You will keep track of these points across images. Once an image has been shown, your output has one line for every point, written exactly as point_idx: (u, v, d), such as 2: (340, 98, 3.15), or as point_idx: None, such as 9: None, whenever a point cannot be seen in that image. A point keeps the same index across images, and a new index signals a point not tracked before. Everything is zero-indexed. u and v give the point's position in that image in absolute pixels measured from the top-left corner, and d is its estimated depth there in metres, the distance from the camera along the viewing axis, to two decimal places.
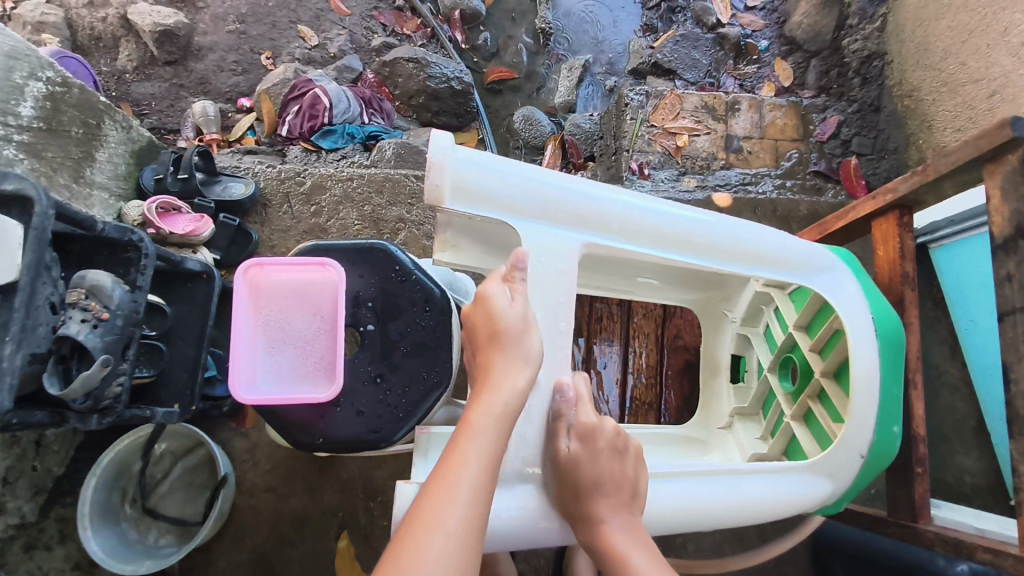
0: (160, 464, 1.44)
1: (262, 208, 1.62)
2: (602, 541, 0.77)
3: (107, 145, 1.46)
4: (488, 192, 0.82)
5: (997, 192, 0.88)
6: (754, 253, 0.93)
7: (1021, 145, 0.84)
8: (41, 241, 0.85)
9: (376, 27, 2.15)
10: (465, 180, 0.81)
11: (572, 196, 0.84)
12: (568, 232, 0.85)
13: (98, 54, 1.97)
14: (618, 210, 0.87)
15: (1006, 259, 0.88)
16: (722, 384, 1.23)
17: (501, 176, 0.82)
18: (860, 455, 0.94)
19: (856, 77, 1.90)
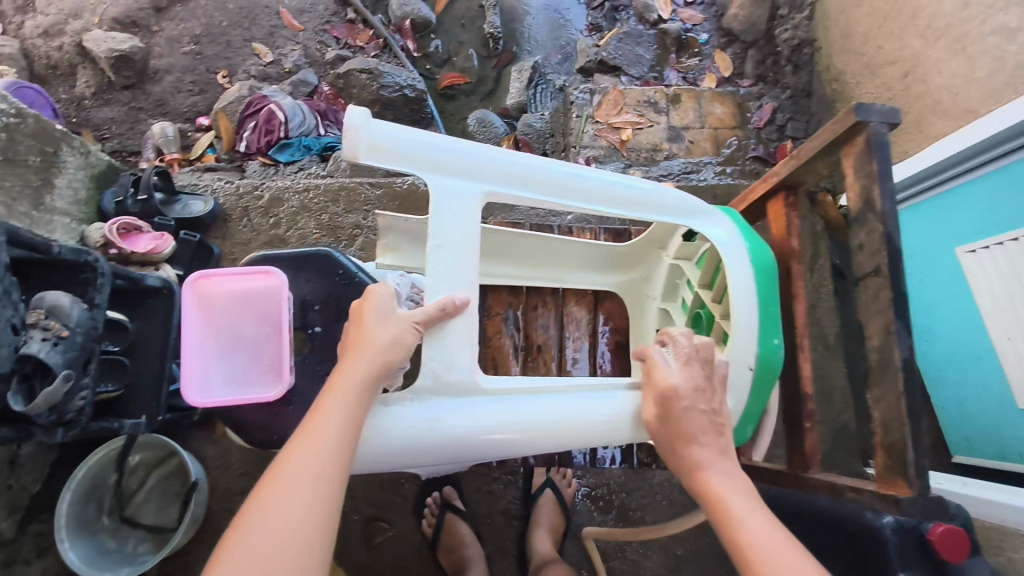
0: (134, 475, 1.50)
1: (222, 223, 1.68)
2: (703, 487, 0.80)
3: (66, 172, 1.52)
4: (398, 153, 0.89)
5: (852, 169, 0.94)
6: (647, 203, 1.01)
7: (865, 127, 0.90)
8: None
9: (329, 40, 2.20)
10: (376, 144, 0.88)
11: (478, 154, 0.92)
12: (469, 184, 0.92)
13: (56, 82, 2.02)
14: (521, 166, 0.94)
15: (859, 230, 0.93)
16: None
17: (412, 138, 0.89)
18: (749, 368, 0.99)
19: (789, 64, 2.00)
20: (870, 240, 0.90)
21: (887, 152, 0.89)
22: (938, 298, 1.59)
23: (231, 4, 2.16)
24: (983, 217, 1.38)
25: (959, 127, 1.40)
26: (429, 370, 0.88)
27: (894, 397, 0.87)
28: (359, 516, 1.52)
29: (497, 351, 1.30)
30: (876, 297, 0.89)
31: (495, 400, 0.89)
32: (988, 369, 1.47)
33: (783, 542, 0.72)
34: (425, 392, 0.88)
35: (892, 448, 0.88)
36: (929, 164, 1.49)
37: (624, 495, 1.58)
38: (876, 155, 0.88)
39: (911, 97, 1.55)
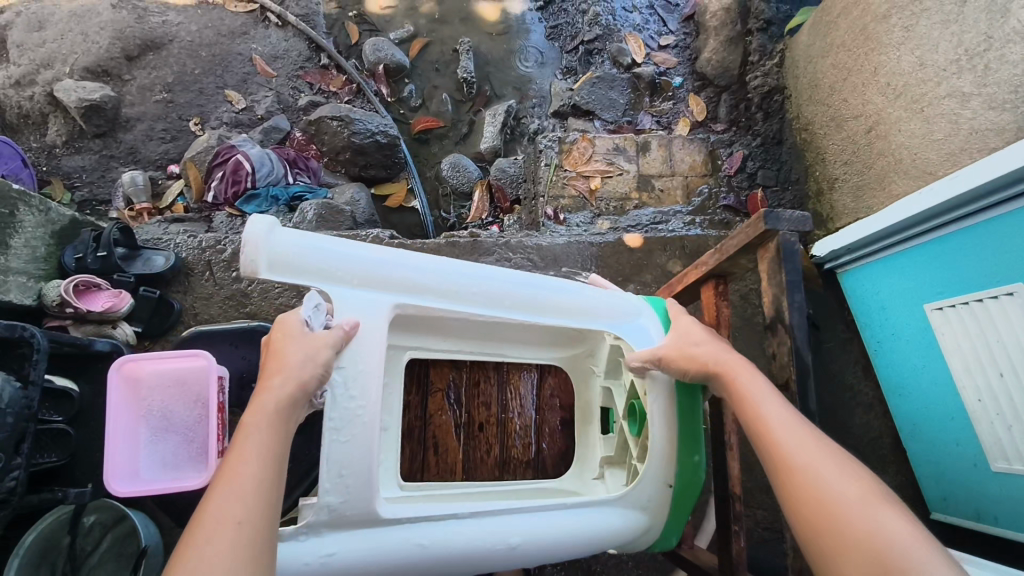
0: (90, 535, 1.48)
1: (184, 277, 1.67)
2: (736, 391, 0.88)
3: (23, 231, 1.51)
4: (305, 265, 0.91)
5: (766, 274, 0.93)
6: (569, 307, 1.07)
7: (776, 236, 0.89)
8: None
9: (302, 87, 2.21)
10: (283, 255, 0.89)
11: (383, 265, 0.96)
12: (376, 295, 0.95)
13: (28, 131, 2.02)
14: (427, 275, 0.98)
15: (773, 338, 0.94)
16: (594, 435, 1.29)
17: (317, 251, 0.92)
18: (668, 485, 1.04)
19: (759, 111, 1.99)
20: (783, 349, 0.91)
21: (795, 263, 0.89)
22: (904, 356, 1.57)
23: (203, 52, 2.17)
24: (947, 275, 1.37)
25: (917, 189, 1.39)
26: (326, 505, 0.86)
27: None
28: None
29: (442, 434, 1.26)
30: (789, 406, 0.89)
31: (401, 527, 0.89)
32: (954, 431, 1.44)
33: (808, 436, 0.79)
34: (322, 527, 0.86)
35: None
36: (888, 223, 1.48)
37: (592, 557, 1.54)
38: (785, 265, 0.89)
39: (874, 153, 1.54)
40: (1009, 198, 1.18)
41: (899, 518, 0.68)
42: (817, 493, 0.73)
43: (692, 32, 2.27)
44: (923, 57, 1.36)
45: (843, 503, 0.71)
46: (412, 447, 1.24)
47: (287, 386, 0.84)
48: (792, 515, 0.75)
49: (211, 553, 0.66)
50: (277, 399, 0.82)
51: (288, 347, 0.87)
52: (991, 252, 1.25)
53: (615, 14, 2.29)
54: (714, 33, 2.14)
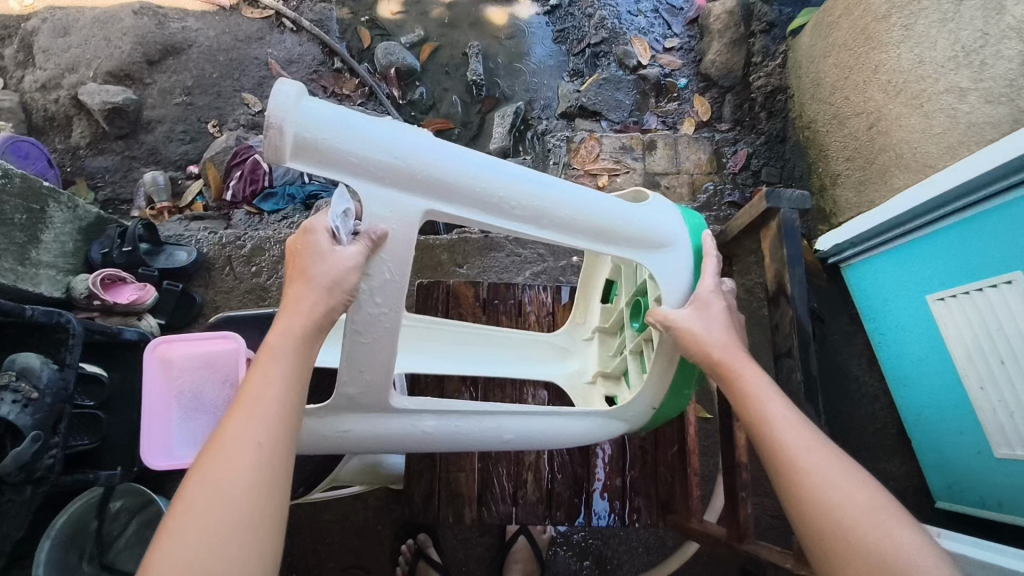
0: (117, 521, 1.54)
1: (206, 271, 1.73)
2: (743, 383, 0.88)
3: (53, 226, 1.57)
4: (331, 151, 0.84)
5: (769, 253, 0.98)
6: (593, 224, 0.97)
7: (777, 213, 0.95)
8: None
9: (317, 90, 2.27)
10: (311, 129, 0.82)
11: (415, 153, 0.87)
12: (402, 194, 0.88)
13: (54, 133, 2.09)
14: (461, 176, 0.90)
15: (777, 310, 0.96)
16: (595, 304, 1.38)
17: (344, 130, 0.84)
18: (653, 406, 1.11)
19: (762, 111, 2.05)
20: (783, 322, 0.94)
21: (796, 238, 0.93)
22: (907, 344, 1.61)
23: (221, 56, 2.23)
24: (949, 264, 1.40)
25: (920, 180, 1.43)
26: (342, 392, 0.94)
27: None
28: (334, 564, 1.54)
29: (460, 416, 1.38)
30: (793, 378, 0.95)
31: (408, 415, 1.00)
32: (957, 418, 1.48)
33: (817, 441, 0.78)
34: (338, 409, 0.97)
35: None
36: (891, 215, 1.52)
37: (602, 542, 1.58)
38: (786, 243, 0.93)
39: (875, 149, 1.59)
40: (1010, 187, 1.22)
41: (913, 534, 0.67)
42: (819, 499, 0.72)
43: (696, 35, 2.32)
44: (922, 54, 1.41)
45: (850, 511, 0.70)
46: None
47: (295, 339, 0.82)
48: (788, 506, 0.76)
49: (212, 497, 0.67)
50: (289, 347, 0.81)
51: (317, 271, 0.86)
52: (993, 240, 1.28)
53: (621, 18, 2.36)
54: (718, 35, 2.17)
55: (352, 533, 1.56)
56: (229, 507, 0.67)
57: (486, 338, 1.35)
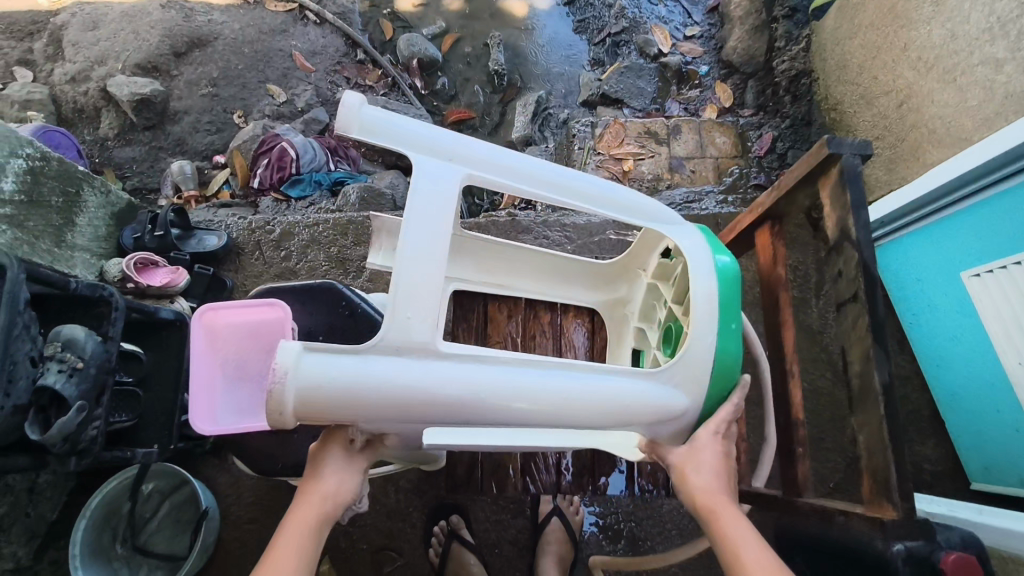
0: (149, 502, 1.54)
1: (235, 256, 1.74)
2: (709, 521, 0.87)
3: (87, 210, 1.58)
4: (336, 391, 0.83)
5: (830, 200, 0.96)
6: (606, 409, 0.93)
7: (838, 160, 0.93)
8: (16, 298, 0.95)
9: (340, 81, 2.29)
10: (309, 390, 0.82)
11: (418, 379, 0.85)
12: (406, 415, 0.86)
13: (82, 124, 2.12)
14: (466, 395, 0.87)
15: (839, 257, 0.96)
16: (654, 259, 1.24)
17: (349, 370, 0.83)
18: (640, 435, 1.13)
19: (787, 94, 2.03)
20: (848, 266, 0.93)
21: (859, 184, 0.92)
22: (942, 323, 1.59)
23: (246, 48, 2.26)
24: (983, 240, 1.39)
25: (954, 155, 1.42)
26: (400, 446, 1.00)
27: (876, 422, 0.87)
28: (367, 546, 1.53)
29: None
30: (854, 324, 0.92)
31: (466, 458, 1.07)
32: (997, 396, 1.45)
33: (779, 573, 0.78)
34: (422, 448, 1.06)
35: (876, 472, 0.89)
36: (923, 192, 1.51)
37: (634, 524, 1.57)
38: (849, 186, 0.91)
39: (906, 126, 1.58)
40: None
41: None
42: None
43: (717, 22, 2.32)
44: (955, 29, 1.40)
45: None
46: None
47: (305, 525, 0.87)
48: None
49: None
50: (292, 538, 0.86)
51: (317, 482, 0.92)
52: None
53: (641, 7, 2.36)
54: (739, 22, 2.18)
55: (384, 515, 1.55)
56: None
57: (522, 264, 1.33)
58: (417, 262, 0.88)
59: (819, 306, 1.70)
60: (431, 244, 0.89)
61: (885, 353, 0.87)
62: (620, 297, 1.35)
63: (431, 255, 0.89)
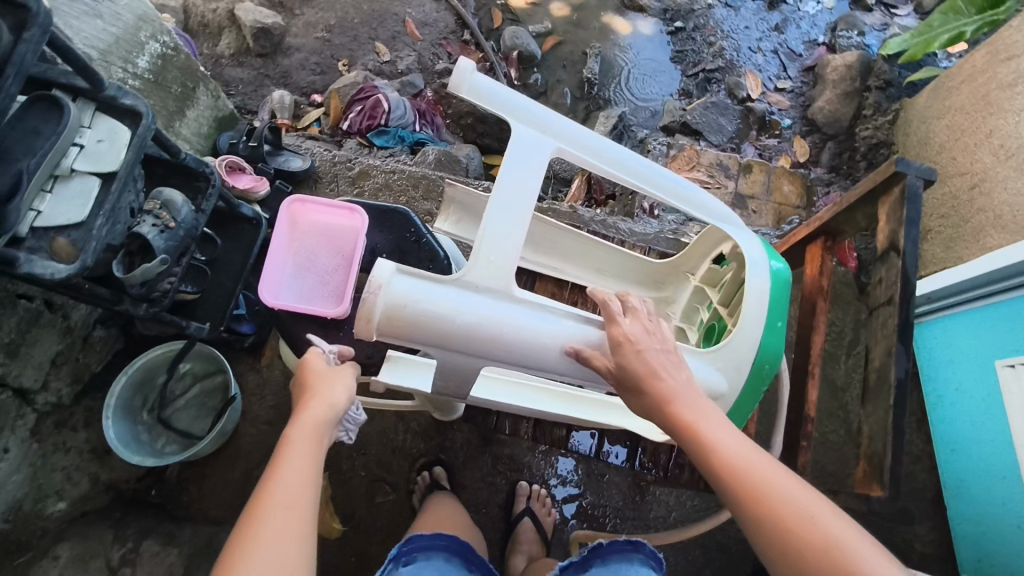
0: (181, 381, 1.64)
1: (314, 182, 1.86)
2: (672, 417, 0.85)
3: (197, 107, 1.72)
4: (419, 312, 0.90)
5: (887, 216, 1.12)
6: None
7: (903, 180, 1.07)
8: (142, 147, 1.01)
9: (442, 54, 2.42)
10: (397, 307, 0.89)
11: (491, 316, 0.93)
12: (477, 348, 0.93)
13: (203, 38, 2.29)
14: (532, 341, 0.94)
15: (883, 265, 1.13)
16: (705, 262, 1.29)
17: (432, 298, 0.90)
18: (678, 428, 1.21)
19: (863, 161, 2.11)
20: (891, 274, 1.10)
21: (916, 203, 1.07)
22: (965, 406, 1.59)
23: (366, 6, 2.41)
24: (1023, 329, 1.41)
25: (1012, 242, 1.45)
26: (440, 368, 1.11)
27: (884, 410, 1.08)
28: (365, 473, 1.60)
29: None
30: (886, 324, 1.10)
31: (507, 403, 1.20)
32: (1006, 487, 1.45)
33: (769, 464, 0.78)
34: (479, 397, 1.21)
35: (875, 459, 1.09)
36: (974, 274, 1.54)
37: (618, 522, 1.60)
38: (907, 204, 1.07)
39: (974, 209, 1.62)
40: None
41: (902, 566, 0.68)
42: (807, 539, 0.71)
43: (810, 82, 2.39)
44: None
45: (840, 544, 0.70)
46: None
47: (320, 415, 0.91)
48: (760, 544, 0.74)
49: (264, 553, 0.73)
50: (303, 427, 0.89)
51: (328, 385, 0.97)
52: None
53: (739, 52, 2.45)
54: (831, 85, 2.24)
55: (388, 449, 1.63)
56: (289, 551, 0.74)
57: (576, 251, 1.38)
58: (505, 213, 0.94)
59: (849, 363, 1.71)
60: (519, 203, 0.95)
61: (905, 352, 1.07)
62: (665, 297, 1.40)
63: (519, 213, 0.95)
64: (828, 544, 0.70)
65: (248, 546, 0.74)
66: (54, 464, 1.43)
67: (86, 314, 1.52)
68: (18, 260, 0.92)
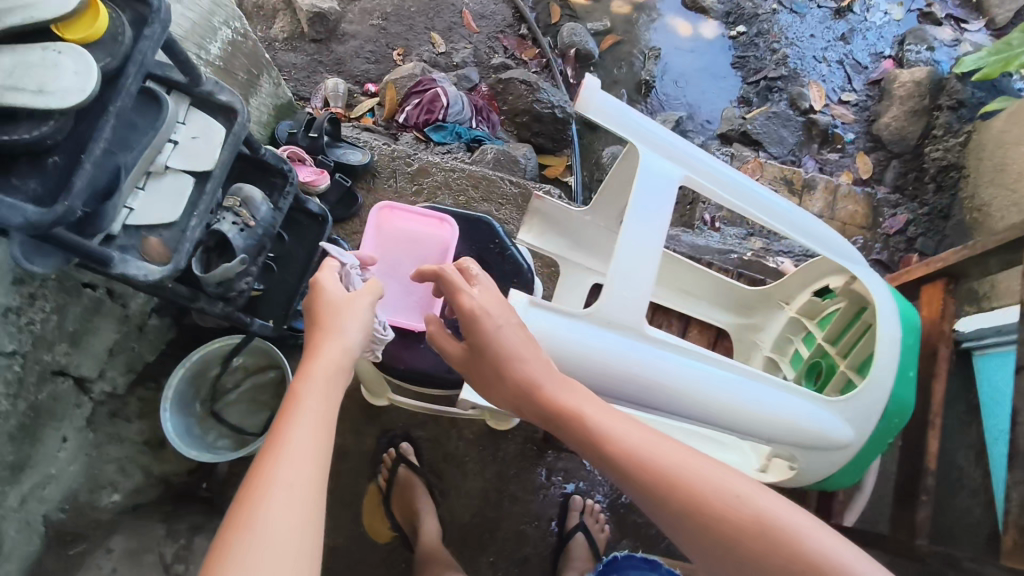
0: (233, 376, 1.63)
1: (372, 176, 1.81)
2: (552, 405, 0.84)
3: (260, 94, 1.67)
4: (551, 343, 0.95)
5: None
6: (782, 419, 1.01)
7: None
8: (236, 146, 0.97)
9: (498, 48, 2.36)
10: (532, 338, 0.95)
11: (622, 351, 0.96)
12: (609, 381, 0.97)
13: (257, 21, 2.24)
14: (661, 379, 0.97)
15: None
16: (807, 292, 1.28)
17: (565, 330, 0.95)
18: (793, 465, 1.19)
19: (932, 183, 2.06)
20: None
21: None
22: None
23: None
24: None
25: None
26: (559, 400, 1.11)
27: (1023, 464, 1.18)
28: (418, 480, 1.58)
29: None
30: None
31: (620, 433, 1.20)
32: None
33: (660, 442, 0.79)
34: None
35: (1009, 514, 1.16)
36: None
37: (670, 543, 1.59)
38: None
39: None
40: None
41: (829, 536, 0.71)
42: (730, 514, 0.72)
43: (875, 96, 2.33)
44: None
45: (766, 519, 0.71)
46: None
47: (337, 360, 0.89)
48: (678, 527, 0.75)
49: (274, 500, 0.70)
50: (317, 379, 0.86)
51: (343, 325, 0.94)
52: None
53: (803, 61, 2.38)
54: (899, 101, 2.19)
55: (440, 457, 1.62)
56: (307, 502, 0.72)
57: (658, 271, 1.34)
58: (641, 245, 0.96)
59: None
60: (653, 233, 0.96)
61: None
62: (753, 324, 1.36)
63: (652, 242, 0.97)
64: (757, 520, 0.71)
65: (253, 502, 0.70)
66: (107, 456, 1.41)
67: (143, 303, 1.48)
68: (113, 261, 0.89)
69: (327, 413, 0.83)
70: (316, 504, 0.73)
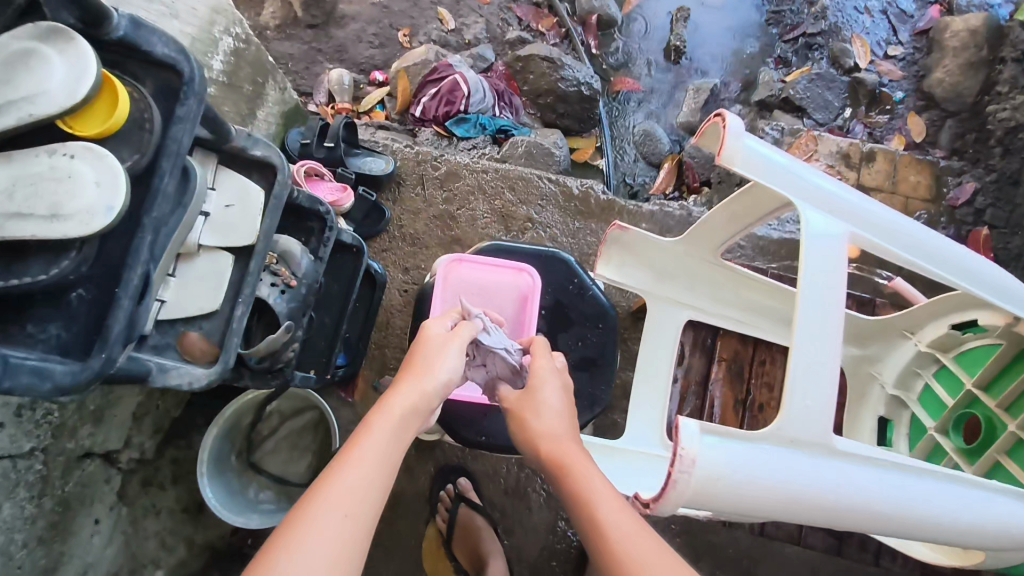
0: (268, 422, 1.50)
1: (396, 185, 1.64)
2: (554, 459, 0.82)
3: (267, 104, 1.47)
4: (736, 480, 0.77)
5: None
6: (980, 523, 0.91)
7: None
8: (279, 211, 0.81)
9: (513, 20, 2.14)
10: (714, 480, 0.75)
11: (818, 475, 0.81)
12: (801, 509, 0.81)
13: (244, 8, 2.01)
14: (857, 496, 0.82)
15: None
16: (944, 326, 1.19)
17: (750, 459, 0.77)
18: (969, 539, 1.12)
19: (999, 146, 1.87)
20: None
21: None
22: None
23: None
24: None
25: None
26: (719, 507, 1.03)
27: None
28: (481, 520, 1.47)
29: (724, 404, 1.20)
30: None
31: None
32: None
33: (642, 526, 0.74)
34: None
35: None
36: None
37: None
38: None
39: None
40: None
41: None
42: None
43: (923, 48, 2.15)
44: None
45: None
46: (691, 411, 1.20)
47: (414, 396, 0.80)
48: None
49: (312, 534, 0.65)
50: (389, 413, 0.78)
51: (435, 356, 0.85)
52: None
53: (845, 12, 2.19)
54: (952, 54, 2.01)
55: (500, 490, 1.52)
56: (344, 536, 0.66)
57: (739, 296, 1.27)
58: (823, 325, 0.82)
59: None
60: (833, 307, 0.83)
61: None
62: (869, 355, 1.30)
63: (834, 318, 0.83)
64: None
65: (292, 531, 0.65)
66: (146, 530, 1.29)
67: None
68: (153, 373, 0.73)
69: (395, 454, 0.76)
70: (356, 547, 0.67)
